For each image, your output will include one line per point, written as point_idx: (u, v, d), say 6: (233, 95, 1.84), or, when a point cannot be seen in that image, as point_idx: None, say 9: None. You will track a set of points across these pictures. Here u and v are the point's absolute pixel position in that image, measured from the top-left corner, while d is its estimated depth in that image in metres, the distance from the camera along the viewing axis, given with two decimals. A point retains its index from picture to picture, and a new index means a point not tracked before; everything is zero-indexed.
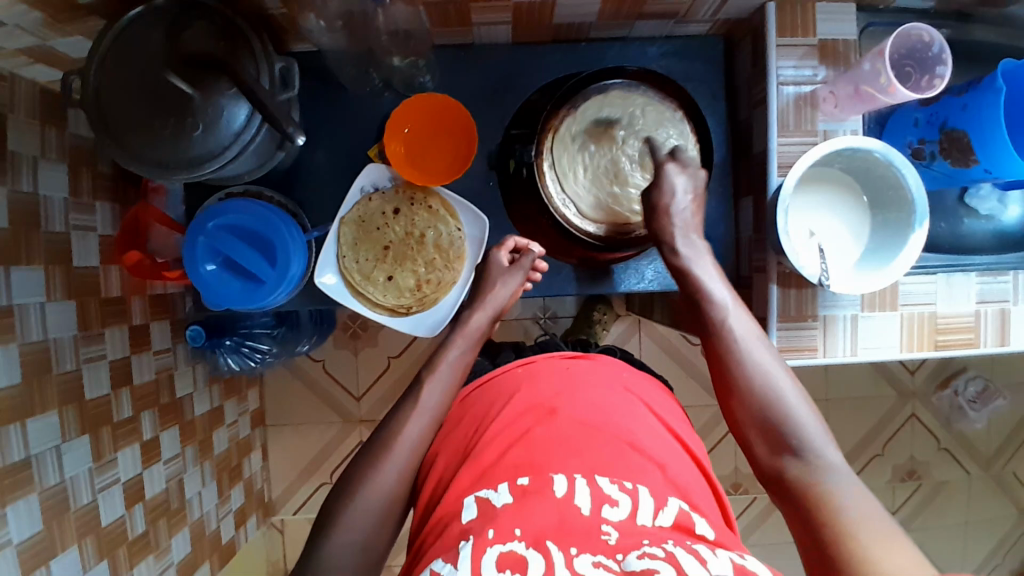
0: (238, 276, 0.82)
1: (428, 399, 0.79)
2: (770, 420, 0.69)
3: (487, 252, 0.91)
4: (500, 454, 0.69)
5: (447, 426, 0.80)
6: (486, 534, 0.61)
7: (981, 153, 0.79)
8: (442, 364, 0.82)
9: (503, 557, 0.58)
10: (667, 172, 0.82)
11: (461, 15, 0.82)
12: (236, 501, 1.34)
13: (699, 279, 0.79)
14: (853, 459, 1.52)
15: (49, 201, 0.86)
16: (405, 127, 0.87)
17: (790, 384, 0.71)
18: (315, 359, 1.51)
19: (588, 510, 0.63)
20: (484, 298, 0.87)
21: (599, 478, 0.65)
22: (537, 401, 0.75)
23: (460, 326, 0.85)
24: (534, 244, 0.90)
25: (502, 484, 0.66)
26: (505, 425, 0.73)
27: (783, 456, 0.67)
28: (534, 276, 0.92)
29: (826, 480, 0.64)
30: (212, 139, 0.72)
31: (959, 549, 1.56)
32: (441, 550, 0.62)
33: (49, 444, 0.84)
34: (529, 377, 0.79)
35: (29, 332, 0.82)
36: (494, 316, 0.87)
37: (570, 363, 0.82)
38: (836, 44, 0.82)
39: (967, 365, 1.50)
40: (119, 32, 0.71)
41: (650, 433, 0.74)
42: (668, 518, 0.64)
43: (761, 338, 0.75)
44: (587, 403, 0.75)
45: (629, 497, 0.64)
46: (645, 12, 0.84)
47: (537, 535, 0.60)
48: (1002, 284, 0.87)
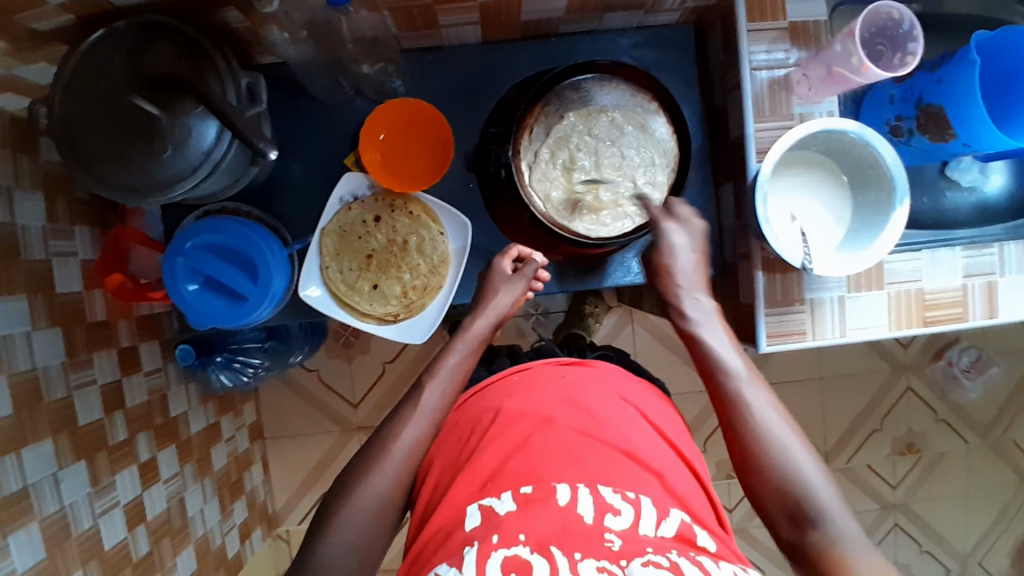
0: (221, 294, 0.82)
1: (428, 401, 0.78)
2: (794, 500, 0.67)
3: (491, 259, 0.91)
4: (500, 462, 0.69)
5: (444, 434, 0.80)
6: (491, 539, 0.61)
7: (958, 127, 0.79)
8: (441, 369, 0.81)
9: (507, 562, 0.58)
10: (666, 231, 0.84)
11: (428, 18, 0.81)
12: (240, 515, 1.34)
13: (710, 346, 0.78)
14: (853, 435, 1.52)
15: (28, 229, 0.85)
16: (380, 135, 0.87)
17: (807, 453, 0.70)
18: (309, 370, 1.51)
19: (591, 519, 0.63)
20: (486, 305, 0.87)
21: (601, 487, 0.66)
22: (537, 408, 0.75)
23: (462, 333, 0.85)
24: (536, 254, 0.91)
25: (505, 492, 0.66)
26: (504, 433, 0.72)
27: (805, 528, 0.66)
28: (537, 284, 0.92)
29: (851, 554, 0.63)
30: (182, 159, 0.71)
31: (961, 519, 1.57)
32: (446, 556, 0.63)
33: (45, 472, 0.83)
34: (528, 385, 0.78)
35: (16, 362, 0.81)
36: (495, 323, 0.87)
37: (566, 369, 0.82)
38: (808, 25, 0.81)
39: (960, 336, 1.50)
40: (80, 58, 0.69)
41: (648, 440, 0.74)
42: (670, 528, 0.64)
43: (775, 405, 0.73)
44: (585, 411, 0.75)
45: (632, 506, 0.65)
46: (614, 4, 0.83)
47: (541, 540, 0.60)
48: (988, 257, 0.86)
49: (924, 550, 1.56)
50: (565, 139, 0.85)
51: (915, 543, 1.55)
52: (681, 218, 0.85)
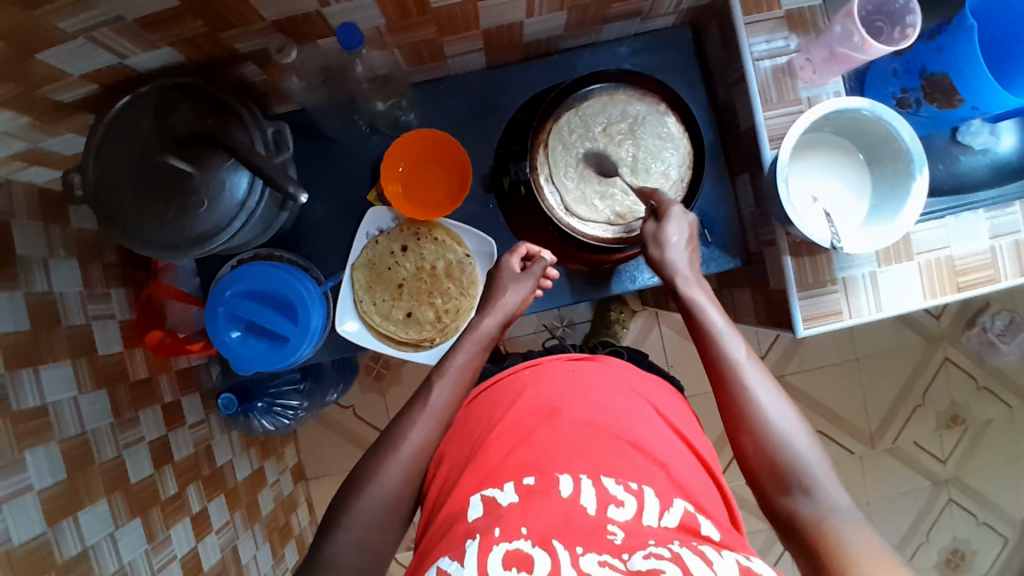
0: (262, 337, 0.83)
1: (437, 400, 0.78)
2: (783, 466, 0.68)
3: (499, 259, 0.90)
4: (506, 454, 0.70)
5: (452, 430, 0.82)
6: (492, 532, 0.61)
7: (963, 92, 0.80)
8: (448, 369, 0.81)
9: (508, 556, 0.58)
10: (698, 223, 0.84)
11: (434, 50, 0.84)
12: (291, 559, 1.33)
13: (704, 314, 0.78)
14: (895, 413, 1.51)
15: (66, 296, 0.88)
16: (400, 166, 0.89)
17: (798, 425, 0.71)
18: (343, 407, 1.53)
19: (594, 511, 0.63)
20: (494, 304, 0.86)
21: (604, 478, 0.66)
22: (541, 403, 0.76)
23: (469, 333, 0.84)
24: (545, 251, 0.89)
25: (508, 483, 0.67)
26: (512, 427, 0.74)
27: (792, 496, 0.67)
28: (546, 283, 0.91)
29: (839, 523, 0.63)
30: (217, 211, 0.74)
31: (1016, 486, 1.54)
32: (448, 549, 0.63)
33: (102, 533, 0.84)
34: (535, 379, 0.80)
35: (66, 428, 0.83)
36: (504, 321, 0.85)
37: (575, 364, 0.83)
38: (803, 12, 0.83)
39: (991, 300, 1.49)
40: (107, 124, 0.72)
41: (654, 429, 0.75)
42: (674, 518, 0.64)
43: (768, 379, 0.74)
44: (592, 403, 0.76)
45: (635, 497, 0.65)
46: (611, 15, 0.86)
47: (544, 534, 0.60)
48: (1011, 216, 0.87)
49: (981, 522, 1.53)
50: (580, 150, 0.86)
51: (972, 516, 1.53)
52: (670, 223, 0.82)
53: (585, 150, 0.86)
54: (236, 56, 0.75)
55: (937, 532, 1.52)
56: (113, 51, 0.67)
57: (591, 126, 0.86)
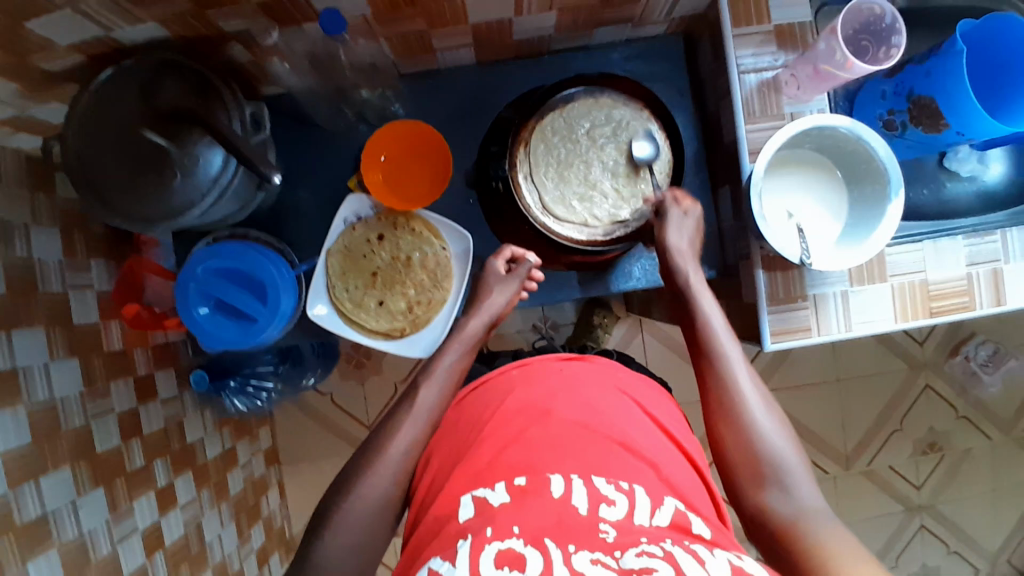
0: (231, 316, 0.84)
1: (425, 400, 0.79)
2: (763, 468, 0.69)
3: (484, 261, 0.91)
4: (497, 452, 0.70)
5: (441, 430, 0.80)
6: (484, 532, 0.60)
7: (950, 117, 0.80)
8: (437, 370, 0.82)
9: (501, 555, 0.57)
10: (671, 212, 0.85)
11: (422, 43, 0.84)
12: (257, 541, 1.33)
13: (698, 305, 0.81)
14: (873, 436, 1.50)
15: (45, 263, 0.88)
16: (381, 156, 0.88)
17: (779, 426, 0.73)
18: (322, 393, 1.53)
19: (585, 510, 0.63)
20: (479, 306, 0.88)
21: (595, 477, 0.66)
22: (532, 402, 0.75)
23: (457, 333, 0.86)
24: (530, 254, 0.90)
25: (499, 482, 0.66)
26: (502, 425, 0.73)
27: (764, 489, 0.68)
28: (532, 284, 0.92)
29: (812, 520, 0.64)
30: (192, 187, 0.73)
31: (990, 517, 1.53)
32: (439, 549, 0.62)
33: (64, 500, 0.84)
34: (526, 379, 0.79)
35: (35, 393, 0.83)
36: (488, 323, 0.87)
37: (565, 364, 0.82)
38: (793, 27, 0.83)
39: (976, 331, 1.48)
40: (93, 94, 0.72)
41: (644, 427, 0.75)
42: (666, 516, 0.64)
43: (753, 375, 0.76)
44: (582, 402, 0.75)
45: (626, 497, 0.65)
46: (602, 18, 0.86)
47: (536, 534, 0.60)
48: (991, 244, 0.86)
49: (952, 551, 1.52)
50: (562, 152, 0.86)
51: (943, 544, 1.52)
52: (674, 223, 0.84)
53: (568, 152, 0.86)
54: (222, 35, 0.75)
55: (907, 558, 1.52)
56: (98, 21, 0.68)
57: (574, 128, 0.86)
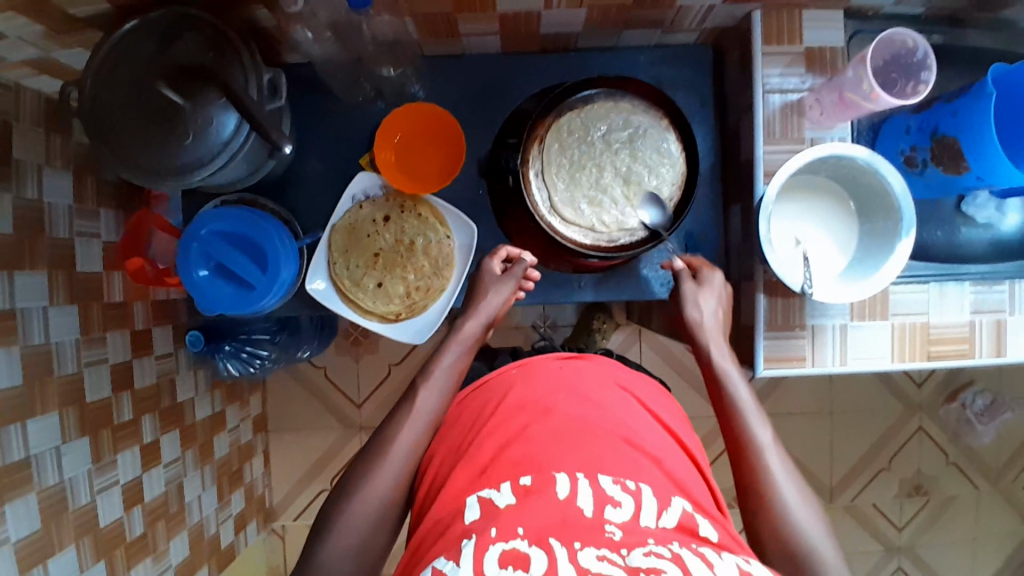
0: (230, 281, 0.84)
1: (424, 403, 0.78)
2: (780, 524, 0.67)
3: (480, 262, 0.91)
4: (499, 450, 0.70)
5: (445, 427, 0.80)
6: (488, 533, 0.59)
7: (974, 161, 0.79)
8: (436, 370, 0.81)
9: (506, 555, 0.56)
10: (689, 289, 0.85)
11: (448, 25, 0.83)
12: (236, 506, 1.35)
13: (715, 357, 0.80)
14: (859, 472, 1.49)
15: (54, 207, 0.89)
16: (396, 137, 0.89)
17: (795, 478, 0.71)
18: (316, 366, 1.53)
19: (591, 511, 0.61)
20: (478, 306, 0.86)
21: (601, 477, 0.65)
22: (533, 400, 0.75)
23: (455, 333, 0.85)
24: (526, 253, 0.90)
25: (504, 482, 0.65)
26: (503, 422, 0.73)
27: (786, 555, 0.66)
28: (527, 284, 0.91)
29: None
30: (201, 146, 0.74)
31: (968, 567, 1.52)
32: (443, 549, 0.60)
33: (49, 445, 0.85)
34: (525, 377, 0.79)
35: (31, 335, 0.84)
36: (487, 324, 0.86)
37: (565, 364, 0.82)
38: (824, 50, 0.82)
39: (975, 378, 1.47)
40: (113, 44, 0.72)
41: (647, 429, 0.74)
42: (672, 518, 0.63)
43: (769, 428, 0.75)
44: (582, 400, 0.75)
45: (632, 497, 0.63)
46: (632, 21, 0.85)
47: (540, 533, 0.58)
48: (999, 293, 0.86)
49: None
50: (575, 153, 0.86)
51: None
52: (706, 288, 0.84)
53: (580, 154, 0.86)
54: None
55: None
56: None
57: (590, 131, 0.86)
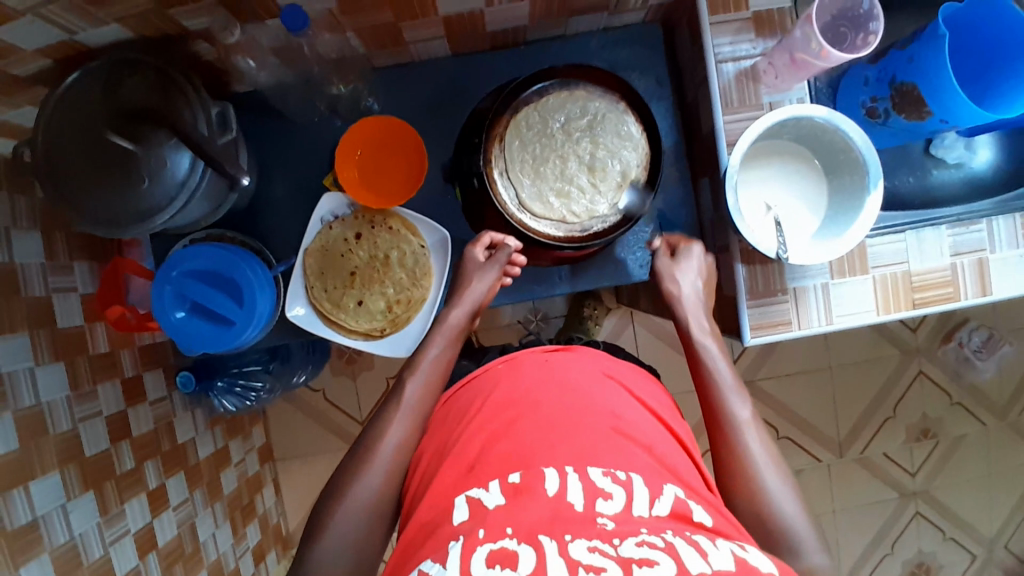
0: (208, 319, 0.83)
1: (410, 395, 0.79)
2: (759, 505, 0.70)
3: (463, 251, 0.90)
4: (486, 448, 0.69)
5: (432, 426, 0.80)
6: (476, 533, 0.59)
7: (933, 104, 0.78)
8: (423, 362, 0.83)
9: (494, 554, 0.55)
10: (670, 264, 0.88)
11: (393, 35, 0.83)
12: (253, 538, 1.34)
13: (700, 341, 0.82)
14: (866, 424, 1.50)
15: (27, 267, 0.88)
16: (357, 152, 0.88)
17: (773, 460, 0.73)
18: (314, 389, 1.53)
19: (582, 505, 0.61)
20: (461, 294, 0.87)
21: (590, 469, 0.65)
22: (517, 395, 0.75)
23: (439, 326, 0.86)
24: (509, 239, 0.88)
25: (493, 480, 0.65)
26: (488, 420, 0.73)
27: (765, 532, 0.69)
28: (513, 270, 0.90)
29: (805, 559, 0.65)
30: (159, 189, 0.73)
31: (984, 503, 1.53)
32: (432, 551, 0.60)
33: (54, 504, 0.85)
34: (510, 373, 0.79)
35: (21, 398, 0.83)
36: (472, 311, 0.87)
37: (551, 355, 0.82)
38: (772, 14, 0.81)
39: (970, 316, 1.47)
40: (57, 97, 0.71)
41: (637, 416, 0.75)
42: (665, 506, 0.63)
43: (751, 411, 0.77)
44: (570, 393, 0.74)
45: (623, 488, 0.63)
46: (576, 7, 0.84)
47: (530, 531, 0.58)
48: (977, 233, 0.85)
49: (948, 537, 1.52)
50: (536, 146, 0.85)
51: (938, 530, 1.52)
52: (684, 261, 0.87)
53: (542, 147, 0.85)
54: (187, 33, 0.75)
55: (902, 544, 1.52)
56: (60, 25, 0.67)
57: (549, 123, 0.85)
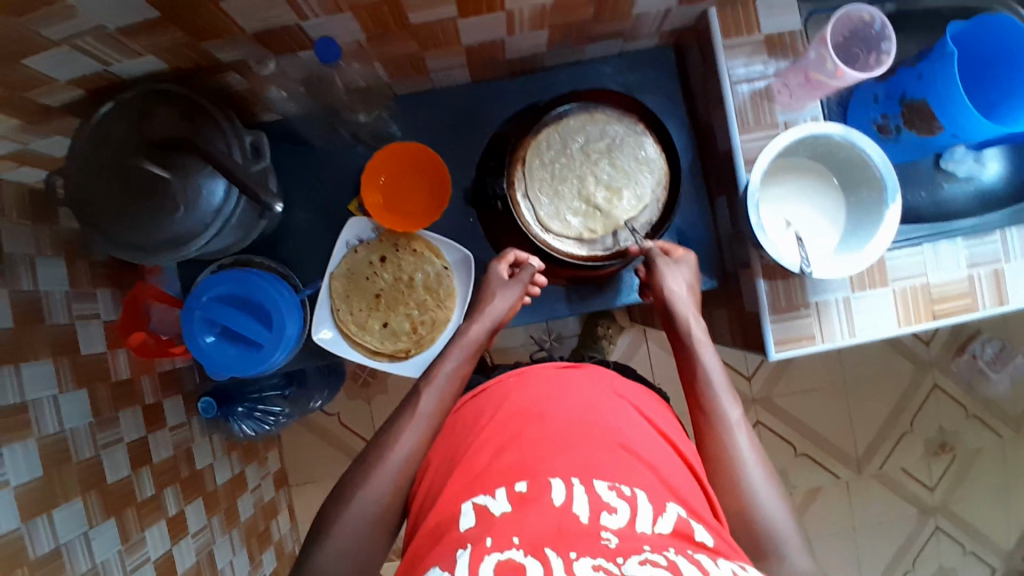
0: (236, 343, 0.84)
1: (425, 406, 0.79)
2: (754, 526, 0.69)
3: (487, 265, 0.90)
4: (494, 459, 0.70)
5: (441, 437, 0.80)
6: (483, 543, 0.59)
7: (944, 119, 0.81)
8: (437, 376, 0.81)
9: (500, 564, 0.56)
10: (661, 268, 0.85)
11: (416, 64, 0.85)
12: (269, 565, 1.32)
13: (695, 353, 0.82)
14: (882, 438, 1.49)
15: (51, 296, 0.89)
16: (381, 177, 0.89)
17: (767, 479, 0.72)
18: (328, 413, 1.53)
19: (587, 518, 0.61)
20: (482, 311, 0.87)
21: (596, 483, 0.65)
22: (526, 408, 0.75)
23: (458, 338, 0.85)
24: (533, 258, 0.88)
25: (500, 489, 0.65)
26: (498, 431, 0.73)
27: (758, 554, 0.68)
28: (533, 290, 0.91)
29: None
30: (194, 216, 0.75)
31: (1005, 517, 1.52)
32: (439, 557, 0.61)
33: (76, 531, 0.84)
34: (520, 385, 0.79)
35: (44, 425, 0.83)
36: (492, 328, 0.86)
37: (562, 371, 0.81)
38: (783, 36, 0.84)
39: (982, 328, 1.48)
40: (91, 128, 0.73)
41: (640, 433, 0.74)
42: (668, 524, 0.61)
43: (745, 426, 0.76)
44: (576, 407, 0.75)
45: (628, 504, 0.63)
46: (593, 35, 0.87)
47: (535, 543, 0.58)
48: (991, 245, 0.86)
49: (969, 552, 1.51)
50: (554, 166, 0.87)
51: (959, 545, 1.51)
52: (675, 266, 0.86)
53: (563, 168, 0.87)
54: (218, 65, 0.77)
55: (922, 560, 1.50)
56: (96, 58, 0.68)
57: (568, 144, 0.87)
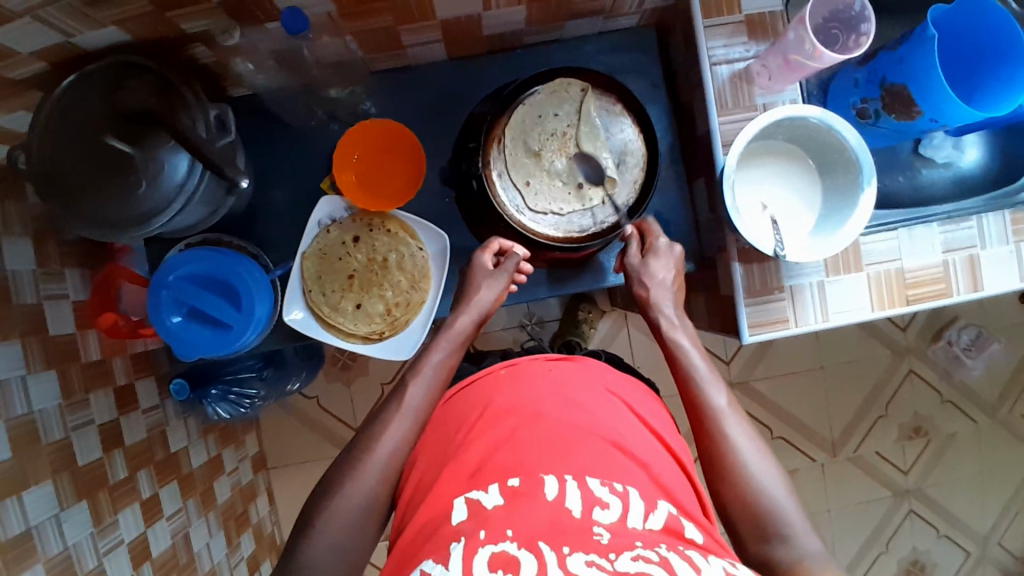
0: (205, 323, 0.82)
1: (412, 400, 0.77)
2: (760, 514, 0.67)
3: (473, 256, 0.89)
4: (486, 455, 0.69)
5: (429, 431, 0.79)
6: (478, 535, 0.59)
7: (923, 104, 0.80)
8: (424, 367, 0.81)
9: (494, 558, 0.56)
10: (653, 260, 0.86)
11: (391, 39, 0.83)
12: (247, 547, 1.31)
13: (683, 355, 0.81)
14: (859, 423, 1.51)
15: (18, 275, 0.86)
16: (354, 156, 0.88)
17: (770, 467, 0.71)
18: (309, 397, 1.52)
19: (580, 513, 0.61)
20: (467, 302, 0.86)
21: (590, 479, 0.65)
22: (522, 405, 0.74)
23: (445, 330, 0.84)
24: (518, 245, 0.88)
25: (493, 484, 0.65)
26: (491, 426, 0.73)
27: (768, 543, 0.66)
28: (520, 278, 0.90)
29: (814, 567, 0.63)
30: (158, 192, 0.73)
31: (977, 500, 1.54)
32: (432, 551, 0.60)
33: (47, 514, 0.83)
34: (514, 379, 0.78)
35: (12, 407, 0.81)
36: (478, 320, 0.86)
37: (553, 364, 0.81)
38: (764, 17, 0.82)
39: (958, 315, 1.49)
40: (55, 101, 0.71)
41: (634, 432, 0.74)
42: (659, 520, 0.63)
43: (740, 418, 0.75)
44: (572, 406, 0.74)
45: (621, 500, 0.63)
46: (572, 11, 0.85)
47: (530, 537, 0.58)
48: (967, 231, 0.86)
49: (942, 535, 1.54)
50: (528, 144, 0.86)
51: (932, 529, 1.53)
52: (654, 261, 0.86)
53: (540, 135, 0.86)
54: (185, 36, 0.75)
55: (896, 543, 1.53)
56: (59, 28, 0.66)
57: (539, 121, 0.86)
